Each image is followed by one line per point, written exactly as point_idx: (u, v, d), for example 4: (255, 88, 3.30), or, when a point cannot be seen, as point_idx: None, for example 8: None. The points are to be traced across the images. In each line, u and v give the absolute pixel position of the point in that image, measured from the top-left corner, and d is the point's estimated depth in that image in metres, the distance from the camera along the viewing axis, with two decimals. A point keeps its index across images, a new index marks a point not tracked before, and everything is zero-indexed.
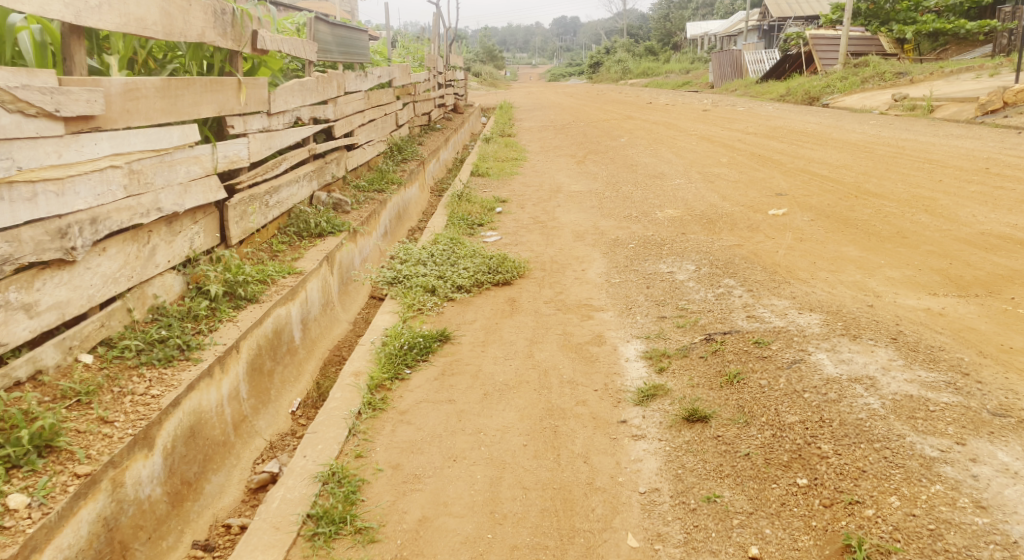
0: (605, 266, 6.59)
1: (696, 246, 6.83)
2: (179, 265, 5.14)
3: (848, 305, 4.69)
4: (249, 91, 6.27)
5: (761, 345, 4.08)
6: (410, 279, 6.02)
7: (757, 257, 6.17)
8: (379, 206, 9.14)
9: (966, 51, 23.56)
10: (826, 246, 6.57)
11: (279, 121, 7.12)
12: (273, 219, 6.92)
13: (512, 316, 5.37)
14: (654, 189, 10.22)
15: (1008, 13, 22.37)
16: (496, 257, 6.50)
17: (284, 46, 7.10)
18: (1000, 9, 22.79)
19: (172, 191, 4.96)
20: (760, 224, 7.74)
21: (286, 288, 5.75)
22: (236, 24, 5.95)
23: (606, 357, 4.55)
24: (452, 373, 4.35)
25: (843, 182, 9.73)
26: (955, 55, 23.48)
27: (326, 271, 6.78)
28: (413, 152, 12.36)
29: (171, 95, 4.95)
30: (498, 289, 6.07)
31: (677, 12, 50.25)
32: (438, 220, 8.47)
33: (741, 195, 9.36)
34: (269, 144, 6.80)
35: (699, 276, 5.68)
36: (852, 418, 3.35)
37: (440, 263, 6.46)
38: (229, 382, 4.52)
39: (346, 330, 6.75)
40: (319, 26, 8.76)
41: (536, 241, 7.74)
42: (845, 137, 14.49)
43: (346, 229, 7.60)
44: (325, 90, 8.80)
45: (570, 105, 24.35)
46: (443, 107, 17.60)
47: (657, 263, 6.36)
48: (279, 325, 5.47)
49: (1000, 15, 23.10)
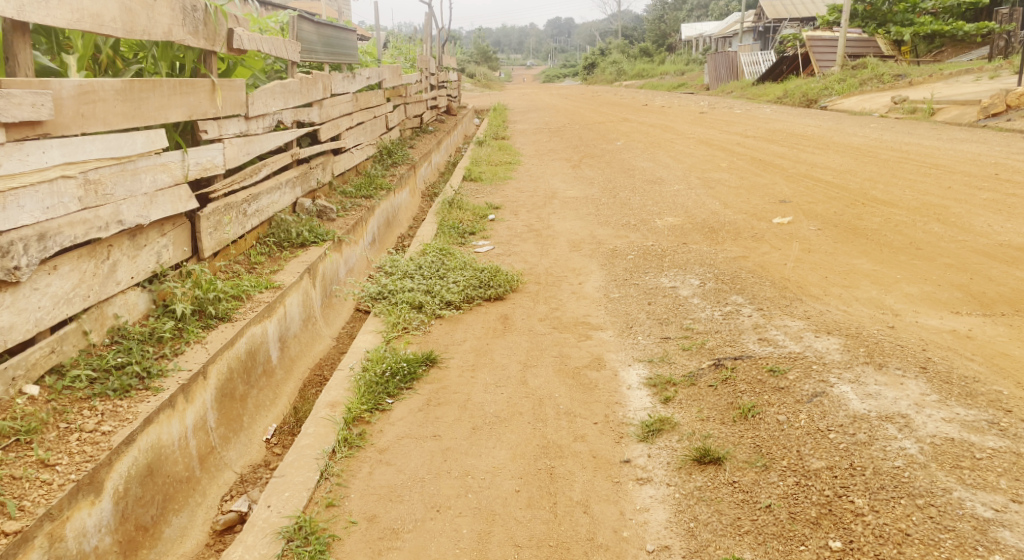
0: (603, 279, 6.23)
1: (699, 258, 6.48)
2: (144, 281, 4.78)
3: (868, 326, 4.34)
4: (224, 93, 5.90)
5: (776, 373, 3.73)
6: (396, 294, 5.64)
7: (764, 271, 5.83)
8: (367, 213, 8.78)
9: (963, 53, 23.35)
10: (837, 258, 6.23)
11: (258, 124, 6.75)
12: (251, 229, 6.55)
13: (504, 336, 5.01)
14: (652, 196, 9.88)
15: (1006, 15, 22.18)
16: (488, 270, 6.14)
17: (264, 46, 6.73)
18: (998, 12, 22.59)
19: (136, 202, 4.60)
20: (765, 233, 7.40)
21: (263, 305, 5.38)
22: (210, 22, 5.57)
23: (606, 384, 4.19)
24: (438, 403, 3.98)
25: (849, 188, 9.41)
26: (951, 58, 23.25)
27: (308, 283, 6.41)
28: (404, 156, 11.99)
29: (135, 98, 4.59)
30: (490, 305, 5.71)
31: (673, 14, 49.99)
32: (427, 228, 8.10)
33: (744, 202, 9.03)
34: (248, 150, 6.43)
35: (704, 292, 5.34)
36: (888, 467, 3.00)
37: (428, 276, 6.09)
38: (194, 411, 4.15)
39: (328, 346, 6.37)
40: (303, 26, 8.38)
41: (530, 251, 7.38)
42: (846, 141, 14.18)
43: (329, 238, 7.23)
44: (310, 92, 8.43)
45: (564, 107, 24.01)
46: (435, 110, 17.23)
47: (658, 277, 6.01)
48: (254, 345, 5.10)
49: (999, 17, 22.84)
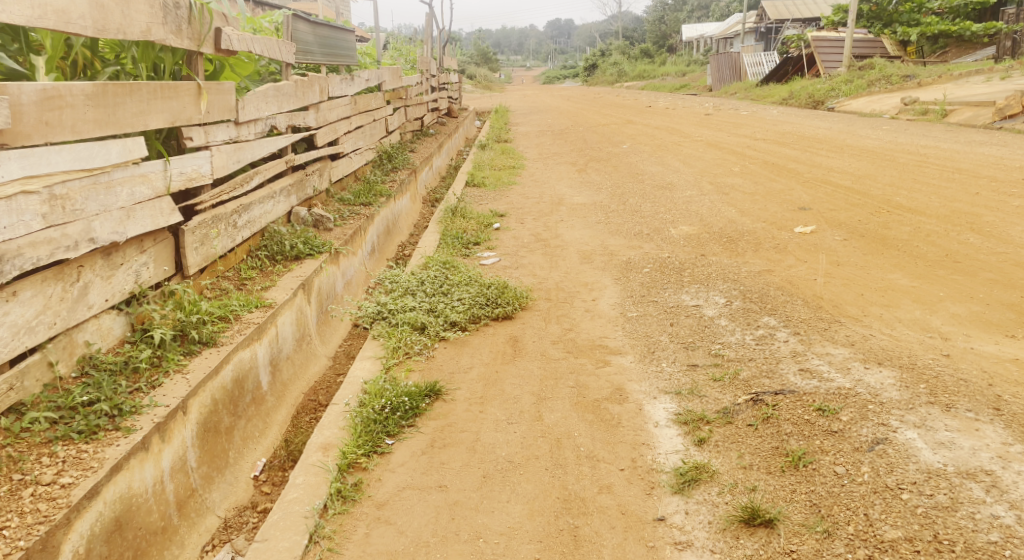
0: (619, 296, 5.82)
1: (721, 272, 6.07)
2: (121, 303, 4.35)
3: (920, 354, 3.93)
4: (211, 97, 5.47)
5: (826, 414, 3.33)
6: (396, 314, 5.22)
7: (793, 288, 5.41)
8: (366, 222, 8.35)
9: (969, 53, 22.98)
10: (869, 272, 5.81)
11: (249, 130, 6.31)
12: (242, 241, 6.12)
13: (515, 361, 4.59)
14: (664, 202, 9.46)
15: (1014, 15, 21.85)
16: (495, 286, 5.72)
17: (256, 47, 6.30)
18: (1006, 12, 22.24)
19: (110, 217, 4.18)
20: (788, 244, 6.99)
21: (253, 326, 4.95)
22: (195, 21, 5.15)
23: (631, 420, 3.77)
24: (444, 445, 3.57)
25: (870, 195, 9.00)
26: (958, 58, 22.87)
27: (302, 300, 5.99)
28: (404, 160, 11.57)
29: (108, 103, 4.17)
30: (499, 325, 5.29)
31: (674, 14, 49.57)
32: (429, 239, 7.68)
33: (761, 210, 8.62)
34: (238, 157, 6.01)
35: (731, 313, 4.92)
36: (982, 543, 2.65)
37: (430, 293, 5.66)
38: (173, 452, 3.72)
39: (324, 368, 5.95)
40: (298, 25, 7.94)
41: (539, 263, 6.96)
42: (860, 144, 13.77)
43: (325, 249, 6.81)
44: (306, 95, 8.02)
45: (567, 108, 23.57)
46: (435, 112, 16.79)
47: (678, 294, 5.59)
48: (241, 372, 4.67)
49: (1006, 16, 22.46)
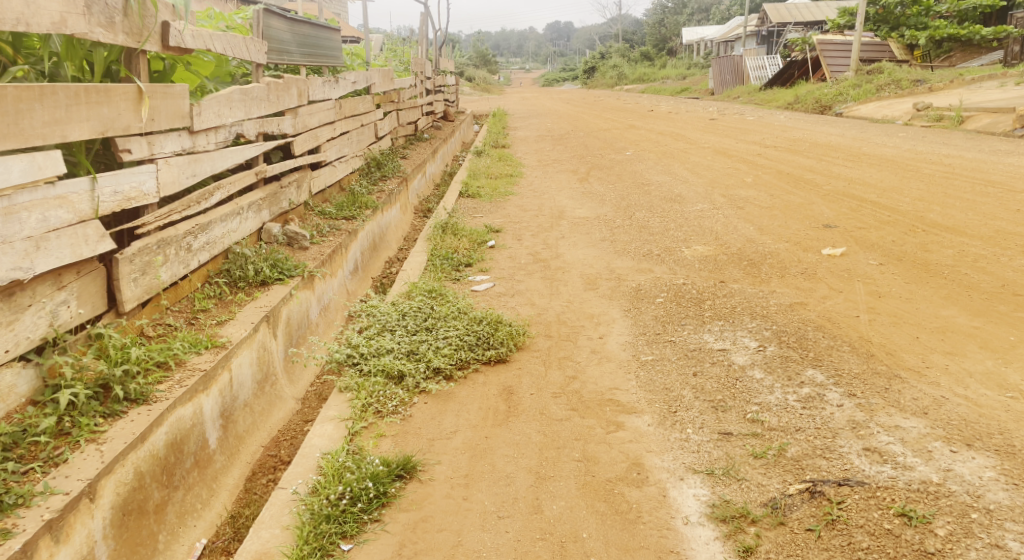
0: (629, 334, 5.06)
1: (747, 305, 5.31)
2: (28, 353, 3.62)
3: (1015, 427, 3.18)
4: (157, 102, 4.69)
5: (915, 524, 2.75)
6: (371, 358, 4.43)
7: (834, 328, 4.65)
8: (347, 238, 7.56)
9: (974, 58, 22.29)
10: (919, 308, 5.07)
11: (209, 139, 5.51)
12: (198, 266, 5.34)
13: (508, 421, 3.83)
14: (674, 217, 8.69)
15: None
16: (488, 322, 4.95)
17: (216, 44, 5.53)
18: (1016, 15, 21.56)
19: (11, 250, 3.51)
20: (817, 270, 6.26)
21: (199, 373, 4.17)
22: (133, 12, 4.37)
23: (652, 511, 3.05)
24: (415, 553, 2.92)
25: (899, 211, 8.27)
26: (963, 62, 22.17)
27: (266, 334, 5.20)
28: (395, 167, 10.78)
29: (7, 111, 3.51)
30: (491, 371, 4.52)
31: (674, 17, 48.84)
32: (415, 260, 6.90)
33: (781, 227, 7.88)
34: (193, 171, 5.22)
35: (766, 362, 4.15)
36: None
37: (412, 331, 4.89)
38: (72, 552, 3.09)
39: (290, 414, 5.16)
40: (272, 22, 7.14)
41: (538, 290, 6.19)
42: (877, 153, 13.02)
43: (297, 273, 6.02)
44: (281, 99, 7.24)
45: (567, 112, 22.80)
46: (431, 116, 15.98)
47: (700, 333, 4.83)
48: (180, 432, 3.88)
49: (1017, 20, 21.75)
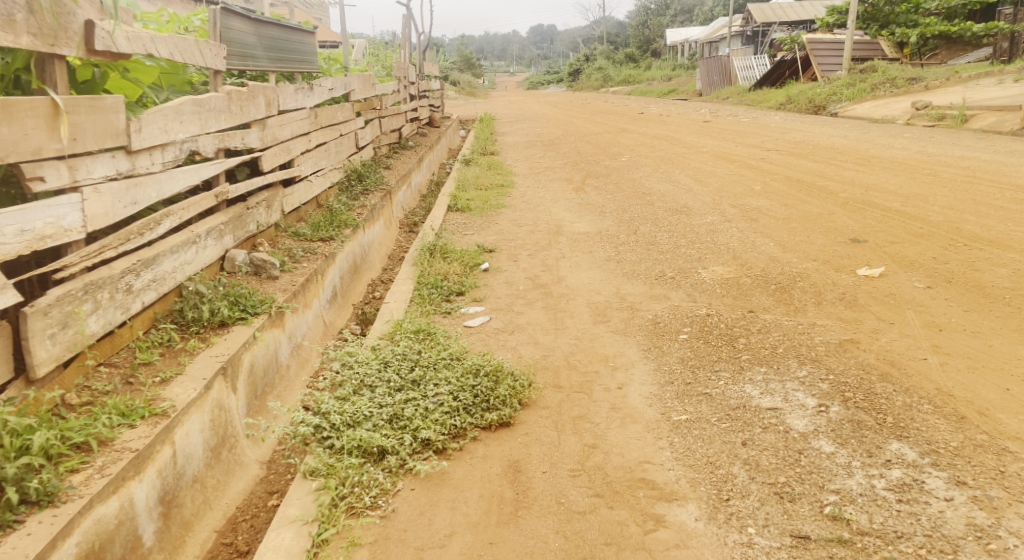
0: (654, 383, 4.26)
1: (789, 344, 4.55)
2: None
3: None
4: (82, 118, 3.88)
5: None
6: (345, 428, 3.61)
7: (901, 377, 3.88)
8: (322, 262, 6.71)
9: (961, 55, 21.71)
10: (994, 348, 4.32)
11: (154, 158, 4.66)
12: (143, 308, 4.52)
13: (517, 517, 3.11)
14: (683, 231, 7.92)
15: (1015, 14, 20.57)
16: (487, 373, 4.14)
17: (160, 48, 4.69)
18: (1006, 11, 20.96)
19: None
20: (858, 296, 5.52)
21: (129, 455, 3.36)
22: (45, 9, 3.59)
23: None
24: None
25: (930, 222, 7.54)
26: (951, 60, 21.57)
27: (221, 390, 4.34)
28: (377, 180, 9.95)
29: None
30: (491, 438, 3.73)
31: (657, 17, 48.17)
32: (399, 289, 6.08)
33: (804, 242, 7.14)
34: (133, 199, 4.40)
35: (835, 429, 3.37)
36: None
37: (396, 388, 4.06)
38: None
39: (253, 483, 4.32)
40: (233, 23, 6.29)
41: (541, 324, 5.39)
42: (886, 155, 12.29)
43: (262, 310, 5.19)
44: (245, 109, 6.39)
45: (554, 115, 22.00)
46: (416, 122, 15.16)
47: (739, 383, 4.06)
48: (98, 538, 3.11)
49: (1006, 17, 21.22)
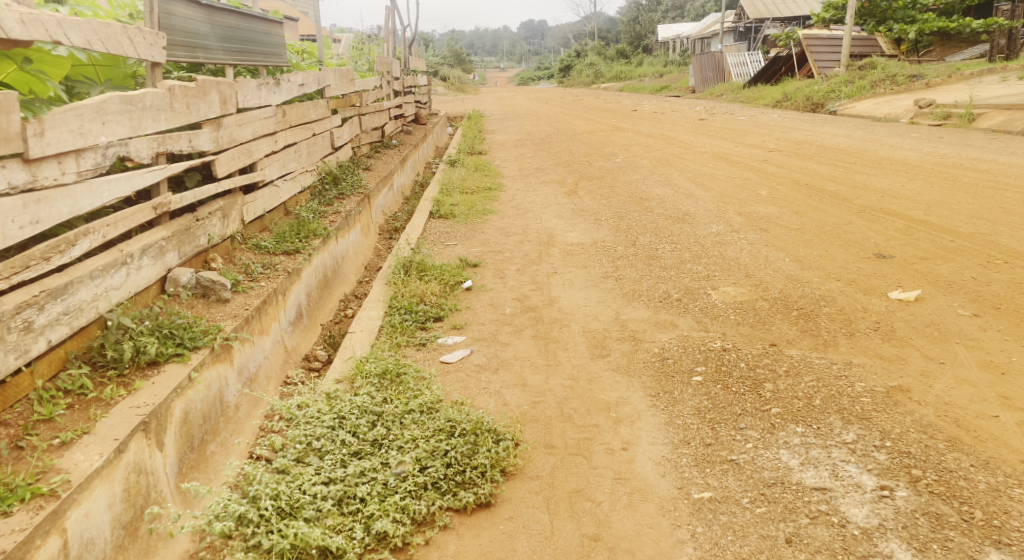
0: (669, 441, 3.52)
1: (826, 391, 3.81)
2: None
3: None
4: None
5: None
6: (279, 522, 2.91)
7: (974, 444, 3.17)
8: (285, 280, 5.91)
9: (959, 51, 20.96)
10: None
11: (65, 167, 3.89)
12: (50, 348, 3.77)
13: None
14: (687, 243, 7.19)
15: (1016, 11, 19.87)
16: (465, 433, 3.38)
17: (69, 34, 3.90)
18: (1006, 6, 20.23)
19: None
20: (895, 325, 4.80)
21: None
22: None
23: None
24: None
25: (959, 234, 6.82)
26: (949, 56, 20.85)
27: (139, 449, 3.52)
28: (354, 182, 9.16)
29: None
30: (466, 525, 3.03)
31: (648, 13, 47.36)
32: (369, 315, 5.32)
33: (822, 257, 6.42)
34: (35, 217, 3.67)
35: (908, 527, 2.83)
36: None
37: (352, 453, 3.31)
38: None
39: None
40: (176, 8, 5.50)
41: (531, 358, 4.65)
42: (895, 156, 11.56)
43: (204, 342, 4.33)
44: (194, 106, 5.59)
45: (547, 112, 21.22)
46: (401, 118, 14.40)
47: (773, 447, 3.32)
48: None
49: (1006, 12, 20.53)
